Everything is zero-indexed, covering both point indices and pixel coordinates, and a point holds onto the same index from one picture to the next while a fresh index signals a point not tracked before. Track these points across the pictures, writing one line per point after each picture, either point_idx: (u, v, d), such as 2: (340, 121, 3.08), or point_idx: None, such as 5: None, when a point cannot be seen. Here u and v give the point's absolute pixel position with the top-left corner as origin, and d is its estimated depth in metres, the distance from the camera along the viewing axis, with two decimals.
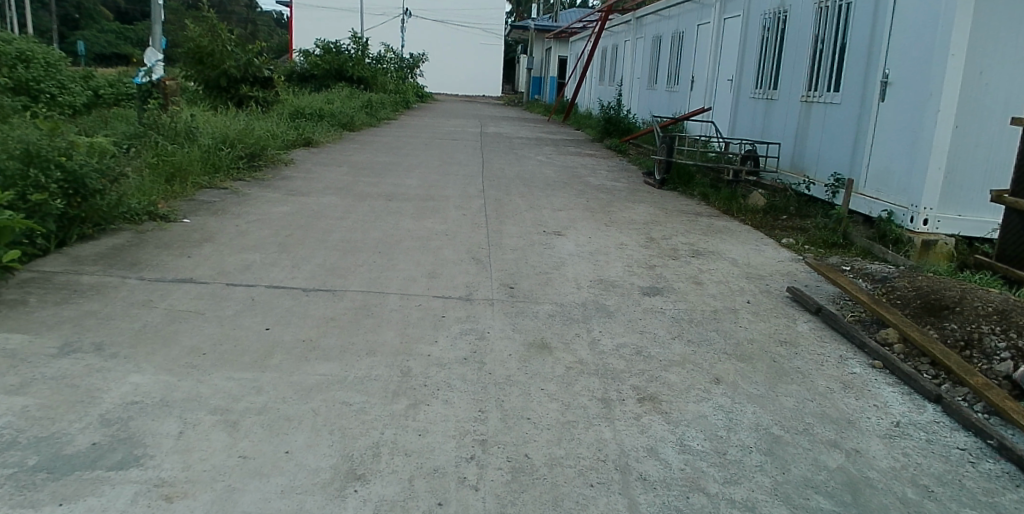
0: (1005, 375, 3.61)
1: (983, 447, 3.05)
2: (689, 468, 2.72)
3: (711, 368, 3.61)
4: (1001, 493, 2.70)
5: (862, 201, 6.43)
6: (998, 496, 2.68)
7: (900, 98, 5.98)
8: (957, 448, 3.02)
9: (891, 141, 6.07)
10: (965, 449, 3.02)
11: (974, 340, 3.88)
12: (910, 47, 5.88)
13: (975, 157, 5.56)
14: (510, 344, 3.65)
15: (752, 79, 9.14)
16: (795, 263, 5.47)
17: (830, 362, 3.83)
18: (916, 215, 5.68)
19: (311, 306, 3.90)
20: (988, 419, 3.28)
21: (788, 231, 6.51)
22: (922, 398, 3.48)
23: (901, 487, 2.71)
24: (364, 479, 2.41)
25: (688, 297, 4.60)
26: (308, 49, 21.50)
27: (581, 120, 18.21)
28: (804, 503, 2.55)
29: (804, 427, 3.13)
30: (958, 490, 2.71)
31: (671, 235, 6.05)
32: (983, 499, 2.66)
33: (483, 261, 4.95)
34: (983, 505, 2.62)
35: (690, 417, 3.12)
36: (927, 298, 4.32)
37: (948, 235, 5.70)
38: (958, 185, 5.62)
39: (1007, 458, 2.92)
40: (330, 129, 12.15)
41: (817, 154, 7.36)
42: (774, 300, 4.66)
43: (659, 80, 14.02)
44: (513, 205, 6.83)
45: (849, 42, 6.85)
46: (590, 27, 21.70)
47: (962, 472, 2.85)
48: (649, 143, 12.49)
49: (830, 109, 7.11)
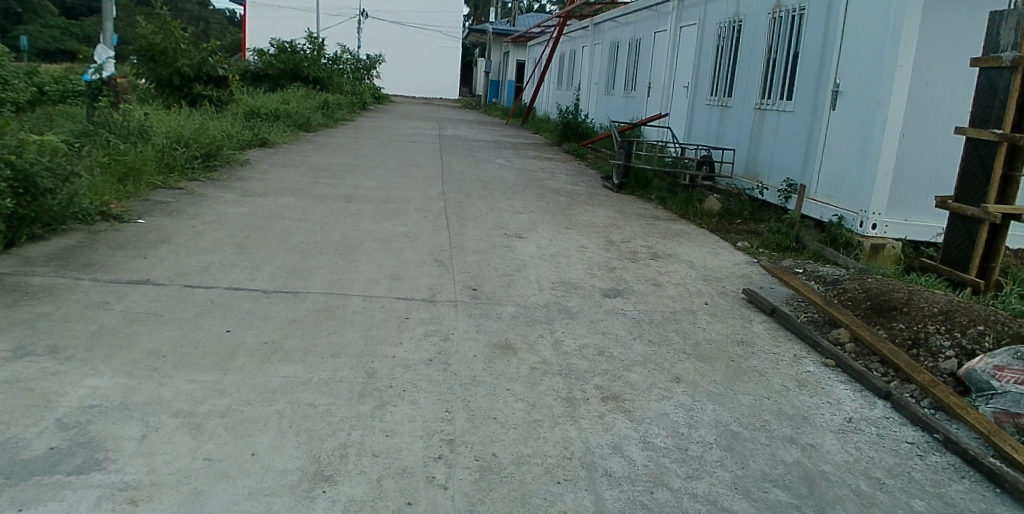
0: (950, 372, 3.90)
1: (930, 441, 3.26)
2: (652, 464, 2.83)
3: (672, 367, 3.70)
4: (948, 484, 2.90)
5: (814, 206, 6.64)
6: (945, 488, 2.88)
7: (849, 106, 6.22)
8: (906, 442, 3.23)
9: (842, 149, 6.30)
10: (914, 443, 3.23)
11: (921, 339, 4.16)
12: (859, 58, 6.13)
13: (920, 165, 5.82)
14: (475, 345, 3.66)
15: (707, 86, 9.37)
16: (749, 265, 5.62)
17: (785, 361, 3.97)
18: (865, 220, 5.90)
19: (273, 308, 3.85)
20: (935, 414, 3.49)
21: (742, 234, 6.67)
22: (871, 395, 3.68)
23: (855, 479, 2.88)
24: (332, 479, 2.39)
25: (648, 298, 4.68)
26: (262, 49, 21.12)
27: (539, 124, 18.39)
28: (764, 496, 2.70)
29: (762, 424, 3.28)
30: (907, 482, 2.90)
31: (630, 238, 6.15)
32: (931, 490, 2.85)
33: (445, 263, 4.95)
34: (931, 495, 2.81)
35: (653, 415, 3.22)
36: (877, 299, 4.56)
37: (896, 239, 5.95)
38: (905, 191, 5.88)
39: (952, 451, 3.14)
40: (286, 130, 11.96)
41: (770, 160, 7.58)
42: (730, 302, 4.79)
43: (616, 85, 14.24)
44: (474, 207, 6.83)
45: (801, 53, 7.09)
46: (548, 32, 21.94)
47: (911, 464, 3.04)
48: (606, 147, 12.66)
49: (782, 117, 7.35)
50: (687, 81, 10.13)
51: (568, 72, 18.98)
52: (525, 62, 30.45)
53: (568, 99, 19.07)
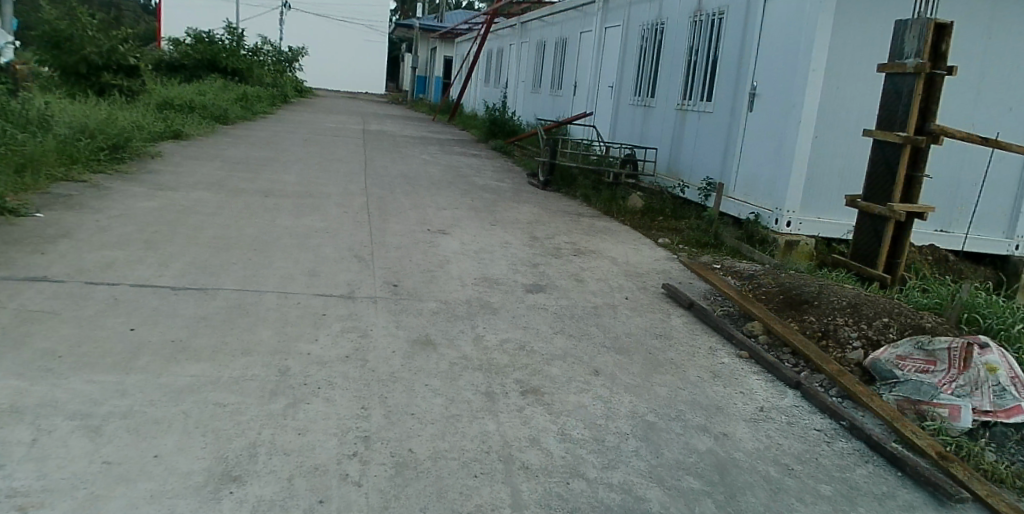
0: (856, 362, 4.15)
1: (837, 427, 3.58)
2: (569, 456, 2.87)
3: (591, 361, 3.78)
4: (852, 469, 3.22)
5: (732, 205, 6.86)
6: (851, 472, 3.19)
7: (765, 108, 6.46)
8: (814, 429, 3.52)
9: (758, 149, 6.54)
10: (821, 430, 3.53)
11: (830, 331, 4.37)
12: (775, 62, 6.36)
13: (830, 166, 6.11)
14: (394, 341, 3.62)
15: (631, 87, 9.57)
16: (669, 261, 5.77)
17: (702, 353, 4.12)
18: (780, 217, 6.10)
19: (183, 306, 3.71)
20: (842, 403, 3.79)
21: (663, 231, 6.84)
22: (783, 385, 3.92)
23: (765, 466, 3.12)
24: (240, 480, 2.32)
25: (569, 293, 4.74)
26: (178, 39, 20.28)
27: (466, 121, 18.37)
28: (677, 484, 2.83)
29: (677, 414, 3.44)
30: (815, 467, 3.18)
31: (553, 235, 6.21)
32: (837, 474, 3.16)
33: (365, 259, 4.87)
34: (836, 479, 3.11)
35: (571, 408, 3.28)
36: (788, 293, 4.77)
37: (808, 235, 6.21)
38: (816, 191, 6.16)
39: (857, 437, 3.48)
40: (202, 122, 11.53)
41: (690, 159, 7.81)
42: (650, 296, 4.90)
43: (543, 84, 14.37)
44: (397, 203, 6.76)
45: (720, 57, 7.31)
46: (475, 29, 21.94)
47: (819, 451, 3.34)
48: (533, 145, 12.76)
49: (702, 118, 7.58)
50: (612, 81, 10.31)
51: (496, 69, 19.03)
52: (452, 59, 30.36)
53: (495, 97, 19.12)
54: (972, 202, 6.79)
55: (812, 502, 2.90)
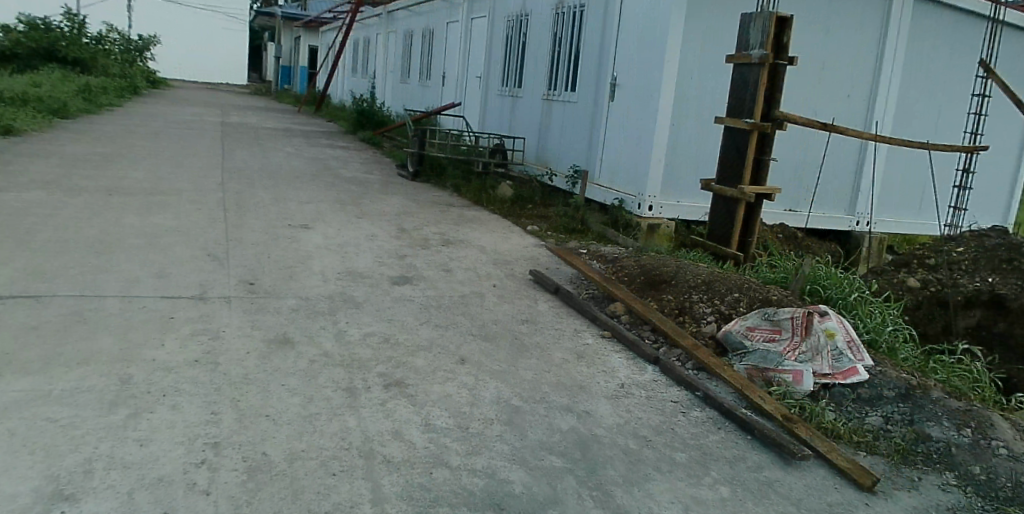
0: (710, 335, 4.43)
1: (692, 398, 3.84)
2: (432, 446, 2.89)
3: (457, 349, 3.82)
4: (705, 436, 3.48)
5: (598, 191, 7.09)
6: (704, 439, 3.45)
7: (625, 97, 6.72)
8: (671, 401, 3.75)
9: (620, 137, 6.79)
10: (677, 401, 3.77)
11: (686, 308, 4.63)
12: (632, 53, 6.63)
13: (685, 152, 6.46)
14: (249, 341, 3.50)
15: (498, 77, 9.68)
16: (537, 248, 5.90)
17: (567, 334, 4.27)
18: (643, 202, 6.39)
19: (8, 316, 3.39)
20: (697, 374, 4.02)
21: (533, 218, 6.98)
22: (643, 361, 4.14)
23: (624, 440, 3.29)
24: (73, 498, 2.16)
25: (437, 283, 4.75)
26: (7, 25, 18.56)
27: (333, 113, 17.92)
28: (539, 464, 2.92)
29: (541, 396, 3.53)
30: (671, 437, 3.40)
31: (421, 226, 6.19)
32: (691, 442, 3.39)
33: (220, 257, 4.66)
34: (691, 447, 3.35)
35: (436, 397, 3.29)
36: (649, 274, 5.00)
37: (669, 218, 6.55)
38: (674, 176, 6.50)
39: (711, 405, 3.75)
40: (36, 116, 10.56)
41: (557, 148, 8.01)
42: (517, 283, 5.00)
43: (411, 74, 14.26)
44: (257, 198, 6.50)
45: (581, 48, 7.54)
46: (341, 17, 21.41)
47: (675, 421, 3.57)
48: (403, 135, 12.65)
49: (568, 108, 7.79)
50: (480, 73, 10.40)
51: (363, 59, 18.68)
52: (318, 48, 29.50)
53: (363, 87, 18.78)
54: (815, 182, 7.40)
55: (669, 470, 3.11)
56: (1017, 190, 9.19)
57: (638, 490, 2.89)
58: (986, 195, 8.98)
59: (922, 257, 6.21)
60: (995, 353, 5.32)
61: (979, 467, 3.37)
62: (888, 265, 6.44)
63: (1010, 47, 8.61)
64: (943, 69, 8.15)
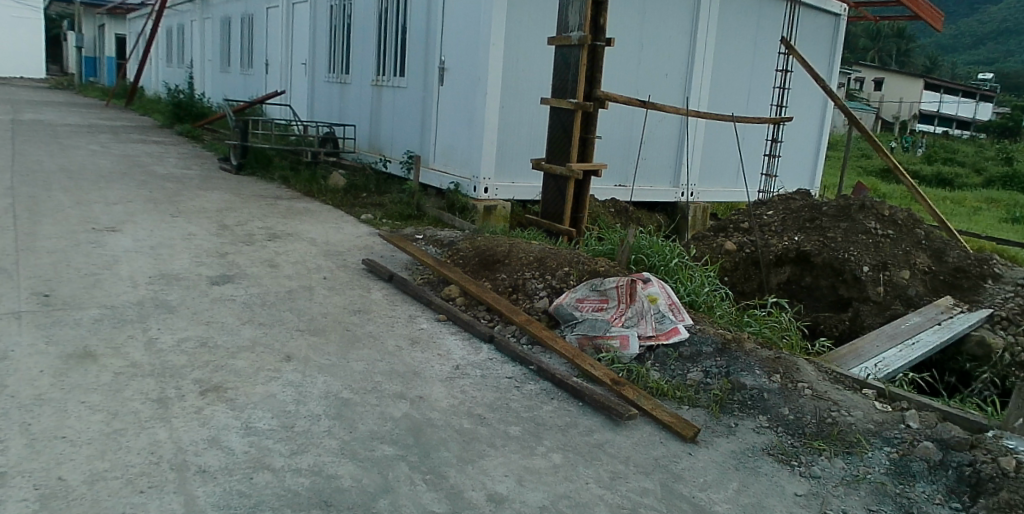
0: (543, 310, 4.56)
1: (526, 372, 3.99)
2: (254, 449, 2.76)
3: (282, 348, 3.70)
4: (539, 407, 3.62)
5: (434, 176, 7.07)
6: (537, 410, 3.58)
7: (454, 81, 6.73)
8: (505, 377, 3.87)
9: (452, 121, 6.80)
10: (512, 376, 3.89)
11: (519, 285, 4.75)
12: (458, 37, 6.64)
13: (515, 133, 6.60)
14: (41, 359, 3.18)
15: (325, 64, 9.39)
16: (370, 236, 5.80)
17: (400, 322, 4.31)
18: (478, 185, 6.44)
19: None
20: (532, 348, 4.21)
21: (366, 206, 6.84)
22: (478, 340, 4.25)
23: (458, 420, 3.32)
24: None
25: (262, 280, 4.57)
26: None
27: (147, 106, 16.63)
28: (369, 455, 2.87)
29: (372, 386, 3.49)
30: (504, 412, 3.49)
31: (246, 221, 5.90)
32: (525, 415, 3.51)
33: (5, 270, 4.18)
34: (524, 420, 3.45)
35: (258, 399, 3.16)
36: (482, 254, 5.07)
37: (505, 200, 6.65)
38: (506, 157, 6.62)
39: (544, 378, 3.92)
40: None
41: (391, 134, 7.89)
42: (349, 273, 4.92)
43: (233, 62, 13.52)
44: (55, 202, 5.90)
45: (408, 31, 7.47)
46: (151, 4, 19.87)
47: (509, 396, 3.67)
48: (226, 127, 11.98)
49: (399, 93, 7.69)
50: (304, 59, 10.03)
51: (179, 48, 17.46)
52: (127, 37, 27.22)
53: (180, 78, 17.56)
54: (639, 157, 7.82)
55: (502, 444, 3.18)
56: (821, 155, 10.21)
57: (471, 468, 2.93)
58: (793, 163, 9.90)
59: (738, 222, 6.73)
60: (801, 303, 5.88)
61: (788, 408, 3.78)
62: (709, 231, 6.90)
63: (805, 27, 9.50)
64: (750, 48, 8.85)
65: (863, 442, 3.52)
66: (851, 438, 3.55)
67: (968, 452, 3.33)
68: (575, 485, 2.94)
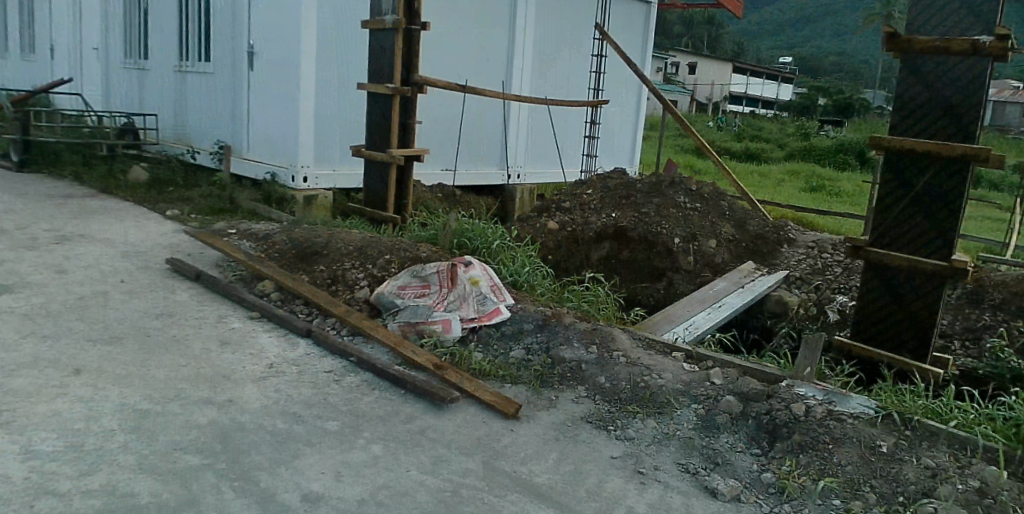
0: (364, 300, 4.50)
1: (346, 364, 3.93)
2: (35, 475, 2.49)
3: (70, 361, 3.39)
4: (360, 399, 3.56)
5: (249, 166, 6.97)
6: (357, 402, 3.52)
7: (266, 68, 6.67)
8: (324, 372, 3.78)
9: (265, 109, 6.75)
10: (331, 370, 3.81)
11: (339, 276, 4.65)
12: (267, 23, 6.60)
13: (331, 119, 6.73)
14: None
15: (120, 50, 8.89)
16: (176, 234, 5.45)
17: (209, 323, 4.10)
18: (297, 174, 6.52)
19: None
20: (352, 339, 4.15)
21: (173, 201, 6.35)
22: (295, 336, 4.13)
23: (272, 421, 3.19)
24: None
25: (47, 289, 4.16)
26: None
27: None
28: (172, 467, 2.69)
29: (176, 394, 3.28)
30: (321, 408, 3.39)
31: (29, 224, 5.32)
32: (344, 408, 3.43)
33: None
34: (343, 414, 3.38)
35: (38, 420, 2.86)
36: (299, 247, 4.92)
37: (327, 188, 6.80)
38: (324, 144, 6.72)
39: (364, 368, 3.87)
40: None
41: (201, 124, 7.68)
42: (151, 275, 4.62)
43: (11, 46, 12.09)
44: None
45: (212, 15, 7.31)
46: None
47: (328, 391, 3.58)
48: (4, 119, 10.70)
49: (208, 80, 7.48)
50: (96, 42, 9.26)
51: None
52: None
53: None
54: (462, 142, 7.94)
55: (319, 441, 3.08)
56: (637, 137, 10.81)
57: (284, 469, 2.81)
58: (612, 144, 10.43)
59: (559, 202, 6.94)
60: (620, 276, 6.21)
61: (604, 377, 3.96)
62: (533, 212, 7.05)
63: (619, 14, 9.98)
64: (569, 34, 9.23)
65: (673, 401, 3.77)
66: (662, 399, 3.79)
67: (764, 401, 3.70)
68: (394, 474, 2.91)
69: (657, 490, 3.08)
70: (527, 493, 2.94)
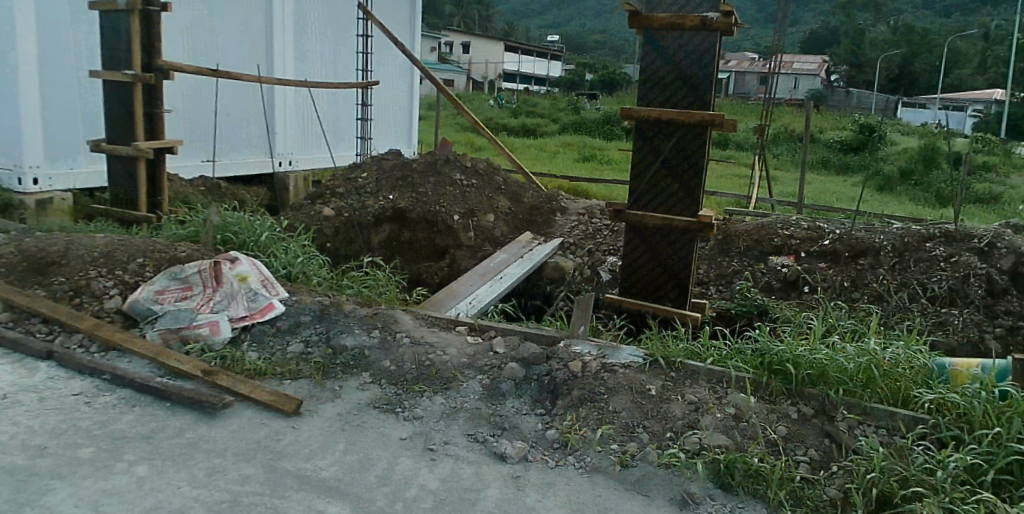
0: (116, 310, 4.12)
1: (99, 382, 3.56)
2: None
3: None
4: (117, 419, 3.23)
5: None
6: (114, 423, 3.20)
7: None
8: (71, 395, 3.39)
9: None
10: (80, 392, 3.43)
11: (82, 286, 4.20)
12: None
13: (59, 113, 6.42)
14: None
15: None
16: None
17: None
18: (24, 175, 6.16)
19: None
20: (104, 355, 3.78)
21: None
22: (33, 359, 3.67)
23: (9, 458, 2.81)
24: None
25: None
26: None
27: None
28: None
29: None
30: (72, 435, 3.05)
31: None
32: (99, 432, 3.10)
33: None
34: (100, 438, 3.06)
35: None
36: (30, 257, 4.34)
37: (64, 190, 6.48)
38: (54, 140, 6.40)
39: (123, 385, 3.53)
40: None
41: None
42: None
43: None
44: None
45: None
46: None
47: (78, 415, 3.22)
48: None
49: None
50: None
51: None
52: None
53: None
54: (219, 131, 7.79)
55: (71, 472, 2.77)
56: (415, 115, 10.99)
57: (29, 510, 2.50)
58: (389, 123, 10.52)
59: (333, 187, 6.92)
60: (401, 257, 6.49)
61: (389, 360, 3.96)
62: (306, 199, 6.91)
63: None
64: (333, 17, 9.22)
65: (459, 375, 3.86)
66: (448, 375, 3.87)
67: (544, 364, 3.92)
68: (163, 494, 2.69)
69: (447, 464, 3.13)
70: (313, 488, 2.85)
